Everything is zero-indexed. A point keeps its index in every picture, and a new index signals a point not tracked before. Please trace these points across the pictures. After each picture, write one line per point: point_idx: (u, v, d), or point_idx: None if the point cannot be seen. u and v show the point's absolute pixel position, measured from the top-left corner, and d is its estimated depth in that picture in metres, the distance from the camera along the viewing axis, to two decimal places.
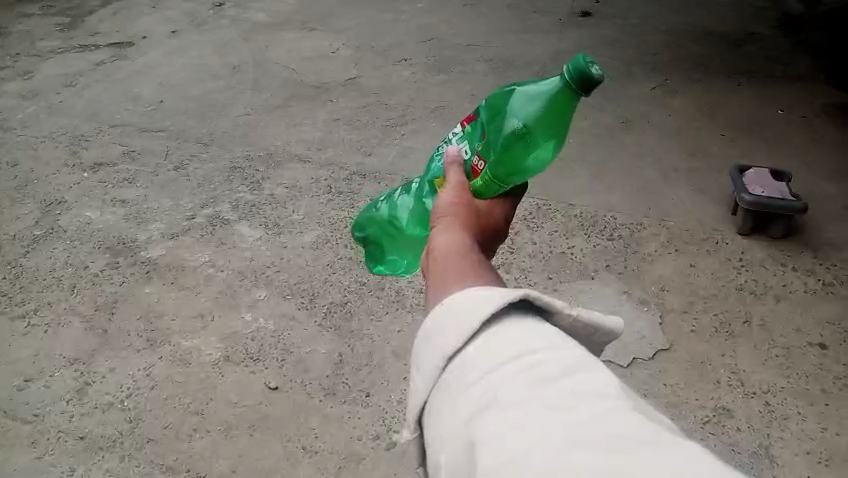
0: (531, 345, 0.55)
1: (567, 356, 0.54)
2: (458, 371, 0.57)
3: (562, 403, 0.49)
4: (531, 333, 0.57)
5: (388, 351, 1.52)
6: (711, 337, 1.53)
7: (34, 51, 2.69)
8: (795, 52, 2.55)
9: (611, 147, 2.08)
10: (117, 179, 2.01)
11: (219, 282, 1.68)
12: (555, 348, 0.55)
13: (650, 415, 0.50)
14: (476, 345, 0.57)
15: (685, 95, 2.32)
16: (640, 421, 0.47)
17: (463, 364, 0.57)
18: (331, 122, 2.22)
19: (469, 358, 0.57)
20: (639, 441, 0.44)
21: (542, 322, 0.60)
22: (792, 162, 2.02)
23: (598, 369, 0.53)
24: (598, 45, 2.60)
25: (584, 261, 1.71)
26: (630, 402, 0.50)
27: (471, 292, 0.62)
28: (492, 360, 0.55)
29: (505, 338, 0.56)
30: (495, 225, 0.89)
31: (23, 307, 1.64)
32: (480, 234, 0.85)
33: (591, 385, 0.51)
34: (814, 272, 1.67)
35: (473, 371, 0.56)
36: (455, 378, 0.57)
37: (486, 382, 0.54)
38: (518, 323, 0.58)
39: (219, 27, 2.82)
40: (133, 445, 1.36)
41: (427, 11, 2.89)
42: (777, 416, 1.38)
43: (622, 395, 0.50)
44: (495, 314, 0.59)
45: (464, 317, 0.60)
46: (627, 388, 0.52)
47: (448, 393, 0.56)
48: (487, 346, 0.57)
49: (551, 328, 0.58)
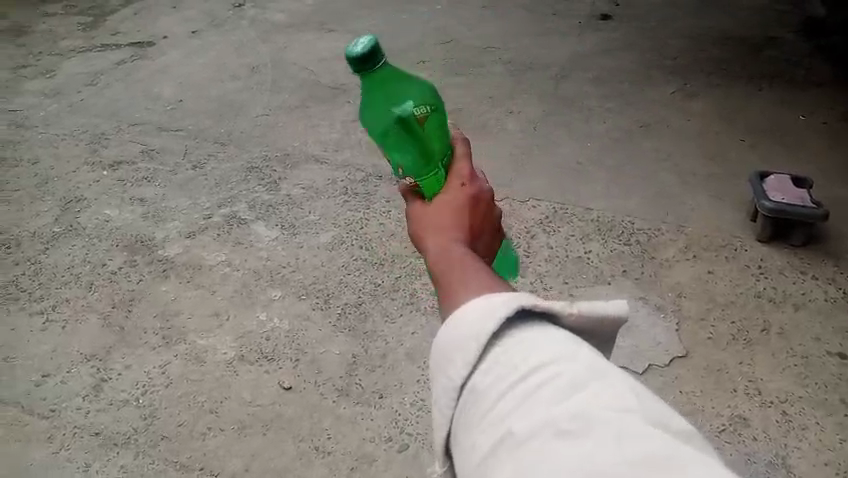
0: (536, 361, 0.55)
1: (575, 365, 0.54)
2: (472, 398, 0.56)
3: (579, 424, 0.49)
4: (537, 345, 0.56)
5: (401, 353, 1.52)
6: (728, 344, 1.51)
7: (57, 50, 2.72)
8: (817, 57, 2.52)
9: (629, 152, 2.07)
10: (137, 177, 2.03)
11: (234, 281, 1.69)
12: (562, 357, 0.55)
13: (667, 418, 0.50)
14: (484, 368, 0.57)
15: (704, 99, 2.30)
16: (657, 436, 0.47)
17: (475, 390, 0.56)
18: (348, 123, 2.22)
19: (478, 383, 0.57)
20: (660, 461, 0.45)
21: (544, 328, 0.59)
22: (813, 169, 1.99)
23: (609, 377, 0.53)
24: (617, 49, 2.59)
25: (600, 267, 1.70)
26: (645, 409, 0.50)
27: (472, 303, 0.60)
28: (502, 382, 0.55)
29: (513, 356, 0.56)
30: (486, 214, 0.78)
31: (42, 303, 1.66)
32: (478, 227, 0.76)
33: (605, 398, 0.51)
34: (835, 281, 1.65)
35: (485, 395, 0.55)
36: (470, 405, 0.56)
37: (500, 408, 0.53)
38: (522, 336, 0.58)
39: (239, 27, 2.83)
40: (148, 442, 1.37)
41: (446, 13, 2.89)
42: (794, 426, 1.36)
43: (637, 402, 0.51)
44: (499, 328, 0.58)
45: (465, 338, 0.58)
46: (639, 389, 0.53)
47: (466, 423, 0.56)
48: (496, 367, 0.56)
49: (555, 331, 0.58)
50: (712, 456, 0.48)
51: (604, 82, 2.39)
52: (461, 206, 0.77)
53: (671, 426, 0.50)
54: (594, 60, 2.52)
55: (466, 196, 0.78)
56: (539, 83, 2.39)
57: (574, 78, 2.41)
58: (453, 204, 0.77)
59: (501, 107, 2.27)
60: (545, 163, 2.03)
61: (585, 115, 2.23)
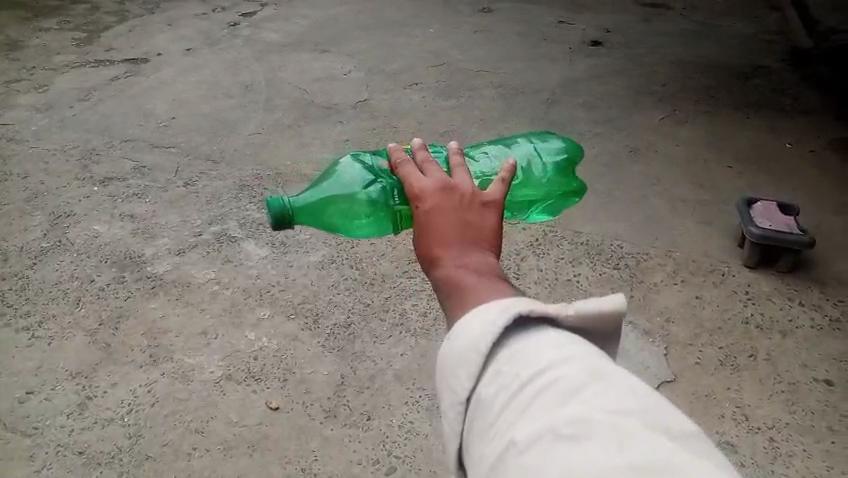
0: (538, 367, 0.55)
1: (576, 369, 0.54)
2: (477, 410, 0.57)
3: (579, 429, 0.49)
4: (538, 350, 0.57)
5: (390, 375, 1.51)
6: (716, 370, 1.52)
7: (50, 65, 2.72)
8: (803, 86, 2.56)
9: (618, 177, 2.09)
10: (127, 193, 2.03)
11: (223, 300, 1.68)
12: (563, 362, 0.55)
13: (672, 420, 0.50)
14: (488, 378, 0.57)
15: (693, 125, 2.33)
16: (660, 442, 0.47)
17: (480, 400, 0.57)
18: (340, 143, 2.24)
19: (484, 394, 0.57)
20: (660, 468, 0.45)
21: (540, 332, 0.59)
22: (799, 196, 2.01)
23: (611, 380, 0.53)
24: (607, 74, 2.62)
25: (589, 290, 1.71)
26: (647, 411, 0.50)
27: (472, 315, 0.61)
28: (505, 391, 0.55)
29: (515, 363, 0.56)
30: (470, 219, 0.73)
31: (28, 319, 1.64)
32: (470, 233, 0.72)
33: (606, 401, 0.51)
34: (821, 307, 1.66)
35: (492, 405, 0.56)
36: (477, 417, 0.57)
37: (505, 418, 0.54)
38: (524, 342, 0.58)
39: (233, 46, 2.85)
40: (131, 462, 1.35)
41: (439, 36, 2.92)
42: (782, 452, 1.36)
43: (638, 405, 0.51)
44: (498, 337, 0.59)
45: (466, 350, 0.59)
46: (644, 392, 0.53)
47: (475, 436, 0.56)
48: (500, 377, 0.57)
49: (557, 334, 0.58)
50: (719, 460, 0.48)
51: (595, 107, 2.42)
52: (428, 227, 0.73)
53: (676, 429, 0.49)
54: (585, 85, 2.55)
55: (433, 217, 0.73)
56: (530, 107, 2.42)
57: (565, 103, 2.44)
58: (420, 231, 0.74)
59: (492, 130, 2.29)
60: None
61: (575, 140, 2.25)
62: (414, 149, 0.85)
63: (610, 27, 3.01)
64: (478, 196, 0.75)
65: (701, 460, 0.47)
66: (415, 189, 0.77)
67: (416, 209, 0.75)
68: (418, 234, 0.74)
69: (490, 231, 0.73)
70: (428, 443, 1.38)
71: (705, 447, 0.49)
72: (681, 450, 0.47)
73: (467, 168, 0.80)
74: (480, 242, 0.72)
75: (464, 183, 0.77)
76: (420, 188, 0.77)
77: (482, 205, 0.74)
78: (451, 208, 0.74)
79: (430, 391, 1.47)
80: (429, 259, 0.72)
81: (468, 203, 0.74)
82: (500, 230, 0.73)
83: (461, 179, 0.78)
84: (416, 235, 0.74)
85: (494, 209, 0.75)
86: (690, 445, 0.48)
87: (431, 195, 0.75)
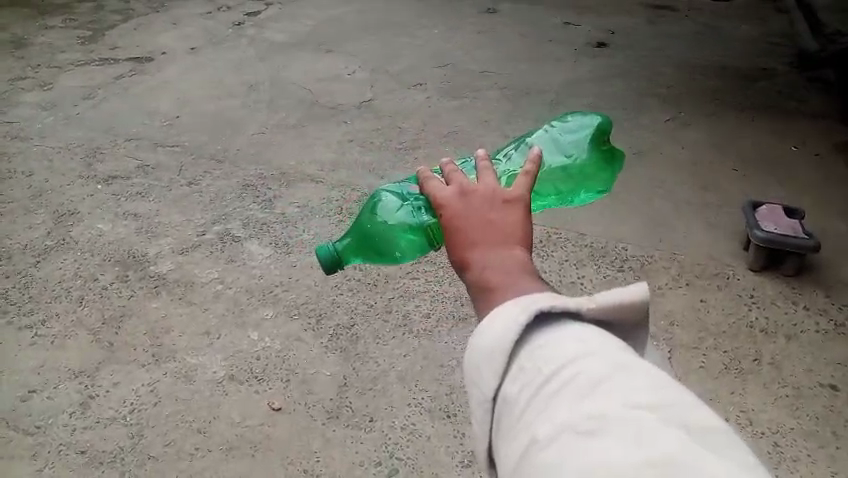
0: (559, 363, 0.55)
1: (596, 364, 0.54)
2: (503, 408, 0.57)
3: (597, 425, 0.49)
4: (560, 345, 0.56)
5: (393, 376, 1.50)
6: (721, 374, 1.51)
7: (55, 63, 2.73)
8: (809, 89, 2.55)
9: (623, 179, 2.08)
10: (131, 192, 2.02)
11: (226, 299, 1.68)
12: (584, 357, 0.54)
13: (693, 412, 0.49)
14: (512, 375, 0.57)
15: (698, 128, 2.32)
16: (678, 438, 0.46)
17: (505, 398, 0.57)
18: (343, 144, 2.24)
19: (508, 392, 0.57)
20: (677, 464, 0.44)
21: (562, 327, 0.58)
22: (804, 199, 2.01)
23: (631, 374, 0.52)
24: (612, 76, 2.62)
25: (593, 292, 1.71)
26: (666, 406, 0.49)
27: (495, 314, 0.61)
28: (528, 388, 0.55)
29: (537, 360, 0.56)
30: (498, 220, 0.74)
31: (31, 317, 1.64)
32: (499, 233, 0.73)
33: (625, 396, 0.50)
34: (826, 312, 1.65)
35: (516, 403, 0.56)
36: (503, 415, 0.57)
37: (528, 415, 0.54)
38: (546, 338, 0.57)
39: (237, 46, 2.85)
40: (133, 462, 1.35)
41: (443, 36, 2.92)
42: (786, 457, 1.35)
43: (658, 399, 0.50)
44: (521, 335, 0.58)
45: (490, 350, 0.59)
46: (665, 386, 0.52)
47: (502, 435, 0.56)
48: (523, 373, 0.56)
49: (578, 327, 0.58)
50: (741, 454, 0.47)
51: (599, 109, 2.41)
52: (456, 231, 0.75)
53: (696, 423, 0.48)
54: (590, 87, 2.55)
55: (461, 225, 0.75)
56: (534, 109, 2.41)
57: (570, 105, 2.43)
58: (449, 236, 0.75)
59: (496, 131, 2.29)
60: None
61: None
62: (443, 168, 0.86)
63: (616, 28, 3.00)
64: (503, 201, 0.76)
65: (720, 452, 0.45)
66: (442, 203, 0.79)
67: (443, 218, 0.78)
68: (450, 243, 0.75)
69: (517, 230, 0.73)
70: (430, 445, 1.38)
71: (728, 439, 0.47)
72: (700, 443, 0.46)
73: (494, 171, 0.82)
74: (507, 240, 0.72)
75: (488, 185, 0.79)
76: (447, 201, 0.79)
77: (507, 208, 0.75)
78: (477, 215, 0.75)
79: (433, 393, 1.47)
80: (461, 265, 0.72)
81: (492, 204, 0.76)
82: (527, 229, 0.74)
83: (485, 182, 0.80)
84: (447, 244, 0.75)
85: (520, 211, 0.76)
86: (709, 437, 0.47)
87: (457, 201, 0.78)
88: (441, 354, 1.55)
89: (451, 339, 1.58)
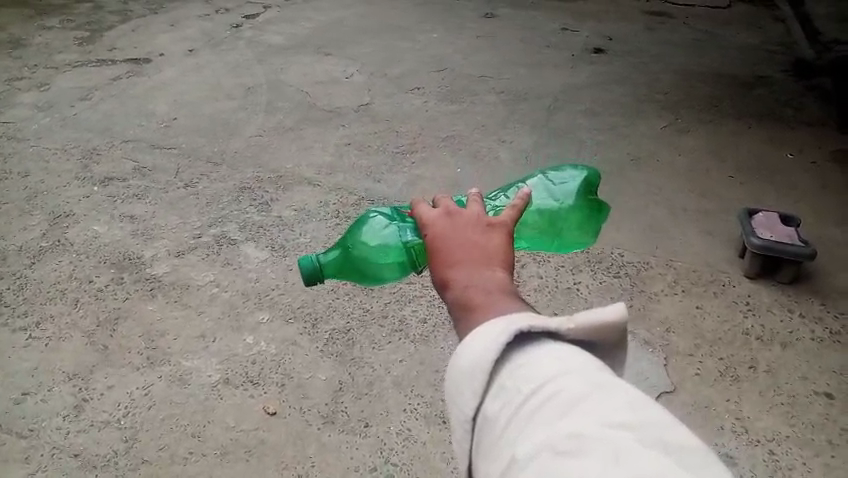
0: (539, 382, 0.55)
1: (576, 383, 0.53)
2: (484, 428, 0.57)
3: (575, 444, 0.48)
4: (539, 363, 0.56)
5: (388, 381, 1.50)
6: (717, 381, 1.51)
7: (52, 63, 2.72)
8: (807, 97, 2.56)
9: (620, 185, 2.08)
10: (127, 194, 2.02)
11: (222, 302, 1.68)
12: (563, 376, 0.54)
13: (670, 432, 0.49)
14: (492, 395, 0.57)
15: (695, 135, 2.32)
16: (655, 457, 0.46)
17: (485, 417, 0.57)
18: (341, 147, 2.23)
19: (489, 411, 0.57)
20: None
21: (542, 347, 0.58)
22: (800, 207, 2.01)
23: (610, 393, 0.52)
24: (609, 82, 2.62)
25: (589, 298, 1.71)
26: (644, 425, 0.49)
27: (476, 333, 0.61)
28: (509, 408, 0.55)
29: (517, 378, 0.56)
30: (482, 244, 0.74)
31: (25, 319, 1.64)
32: (482, 256, 0.73)
33: (603, 416, 0.50)
34: (822, 320, 1.65)
35: (496, 423, 0.55)
36: (484, 435, 0.57)
37: (507, 436, 0.53)
38: (527, 357, 0.57)
39: (235, 48, 2.85)
40: (127, 465, 1.35)
41: (442, 40, 2.93)
42: (782, 465, 1.35)
43: (636, 419, 0.50)
44: (502, 354, 0.58)
45: (471, 368, 0.58)
46: (643, 405, 0.51)
47: (483, 454, 0.56)
48: (503, 392, 0.56)
49: (557, 347, 0.58)
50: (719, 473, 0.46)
51: (596, 115, 2.42)
52: (439, 252, 0.75)
53: (673, 441, 0.48)
54: (587, 92, 2.55)
55: (445, 246, 0.75)
56: (531, 113, 2.41)
57: (567, 110, 2.44)
58: (432, 257, 0.76)
59: (494, 136, 2.29)
60: None
61: (577, 147, 2.25)
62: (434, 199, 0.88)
63: (613, 34, 3.01)
64: (487, 226, 0.77)
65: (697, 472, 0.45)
66: (427, 226, 0.79)
67: (427, 238, 0.78)
68: (433, 265, 0.75)
69: (500, 255, 0.73)
70: (426, 451, 1.37)
71: (705, 460, 0.47)
72: (677, 464, 0.46)
73: (481, 200, 0.83)
74: (489, 263, 0.72)
75: (473, 211, 0.80)
76: (432, 224, 0.79)
77: (491, 232, 0.76)
78: (461, 237, 0.75)
79: (429, 399, 1.47)
80: (442, 285, 0.72)
81: (476, 226, 0.77)
82: (510, 254, 0.74)
83: (471, 207, 0.81)
84: (430, 266, 0.75)
85: (504, 237, 0.76)
86: (687, 456, 0.47)
87: (442, 224, 0.78)
88: (437, 360, 1.55)
89: (447, 344, 1.58)
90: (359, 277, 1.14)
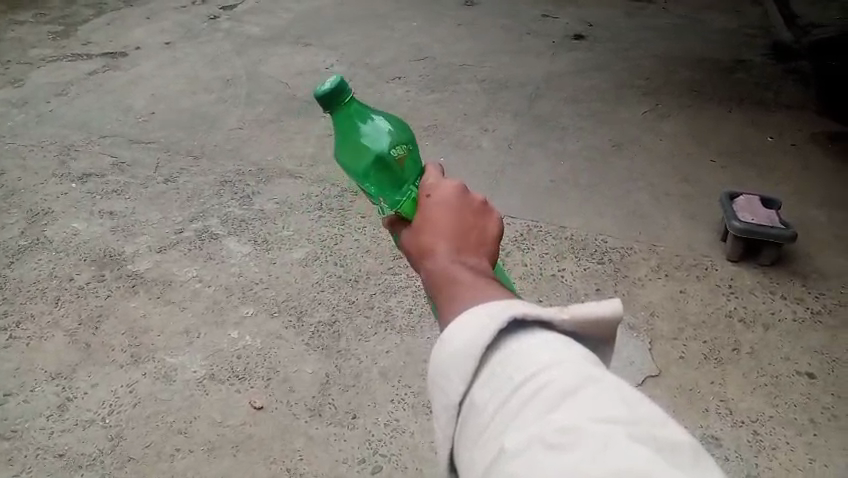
0: (530, 370, 0.54)
1: (568, 373, 0.53)
2: (469, 414, 0.56)
3: (567, 437, 0.48)
4: (531, 352, 0.56)
5: (375, 372, 1.50)
6: (700, 364, 1.52)
7: (26, 58, 2.68)
8: (786, 80, 2.58)
9: (602, 172, 2.09)
10: (106, 190, 2.00)
11: (205, 298, 1.66)
12: (555, 365, 0.54)
13: (659, 428, 0.49)
14: (482, 381, 0.56)
15: (675, 120, 2.33)
16: (647, 453, 0.46)
17: (472, 403, 0.56)
18: (323, 138, 2.22)
19: (477, 397, 0.56)
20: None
21: (532, 336, 0.57)
22: (781, 189, 2.02)
23: (601, 386, 0.52)
24: (590, 68, 2.62)
25: (574, 285, 1.71)
26: (635, 420, 0.49)
27: (469, 313, 0.59)
28: (498, 395, 0.54)
29: (507, 365, 0.55)
30: (476, 224, 0.72)
31: (6, 319, 1.62)
32: (471, 236, 0.71)
33: (594, 409, 0.50)
34: (803, 300, 1.67)
35: (485, 410, 0.55)
36: (469, 421, 0.56)
37: (495, 424, 0.53)
38: (520, 345, 0.57)
39: (213, 39, 2.82)
40: (113, 464, 1.33)
41: (422, 29, 2.91)
42: (765, 445, 1.37)
43: (628, 413, 0.50)
44: (494, 339, 0.57)
45: (461, 351, 0.57)
46: (633, 399, 0.52)
47: (468, 441, 0.55)
48: (493, 379, 0.56)
49: (548, 336, 0.58)
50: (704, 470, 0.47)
51: (578, 101, 2.42)
52: (428, 219, 0.73)
53: (663, 437, 0.48)
54: (568, 79, 2.55)
55: (438, 214, 0.73)
56: (513, 101, 2.41)
57: (549, 97, 2.43)
58: (421, 222, 0.73)
59: (476, 124, 2.28)
60: (519, 182, 2.05)
61: (559, 134, 2.25)
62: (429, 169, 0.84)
63: (594, 20, 3.01)
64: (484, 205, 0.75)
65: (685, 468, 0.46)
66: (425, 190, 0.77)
67: (422, 202, 0.76)
68: (419, 230, 0.73)
69: (491, 239, 0.72)
70: (414, 441, 1.37)
71: (693, 456, 0.48)
72: (667, 461, 0.46)
73: None
74: (478, 245, 0.71)
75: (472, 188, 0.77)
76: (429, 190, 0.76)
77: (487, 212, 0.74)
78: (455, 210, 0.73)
79: (417, 389, 1.47)
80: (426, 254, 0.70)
81: (473, 203, 0.74)
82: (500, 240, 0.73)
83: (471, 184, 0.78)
84: (417, 230, 0.73)
85: (497, 220, 0.74)
86: (674, 452, 0.47)
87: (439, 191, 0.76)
88: (423, 349, 1.55)
89: (433, 334, 1.58)
90: (345, 150, 0.95)
